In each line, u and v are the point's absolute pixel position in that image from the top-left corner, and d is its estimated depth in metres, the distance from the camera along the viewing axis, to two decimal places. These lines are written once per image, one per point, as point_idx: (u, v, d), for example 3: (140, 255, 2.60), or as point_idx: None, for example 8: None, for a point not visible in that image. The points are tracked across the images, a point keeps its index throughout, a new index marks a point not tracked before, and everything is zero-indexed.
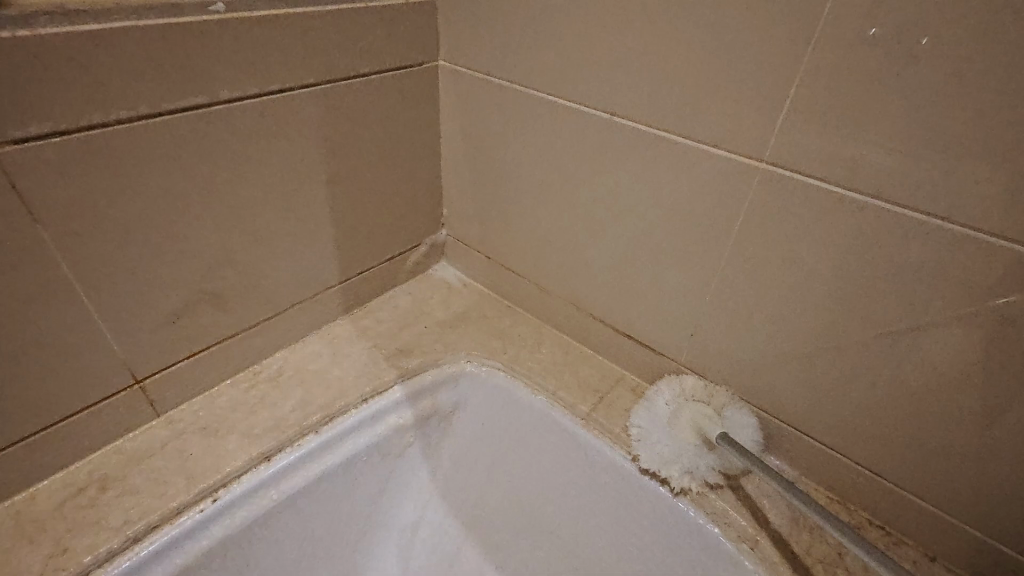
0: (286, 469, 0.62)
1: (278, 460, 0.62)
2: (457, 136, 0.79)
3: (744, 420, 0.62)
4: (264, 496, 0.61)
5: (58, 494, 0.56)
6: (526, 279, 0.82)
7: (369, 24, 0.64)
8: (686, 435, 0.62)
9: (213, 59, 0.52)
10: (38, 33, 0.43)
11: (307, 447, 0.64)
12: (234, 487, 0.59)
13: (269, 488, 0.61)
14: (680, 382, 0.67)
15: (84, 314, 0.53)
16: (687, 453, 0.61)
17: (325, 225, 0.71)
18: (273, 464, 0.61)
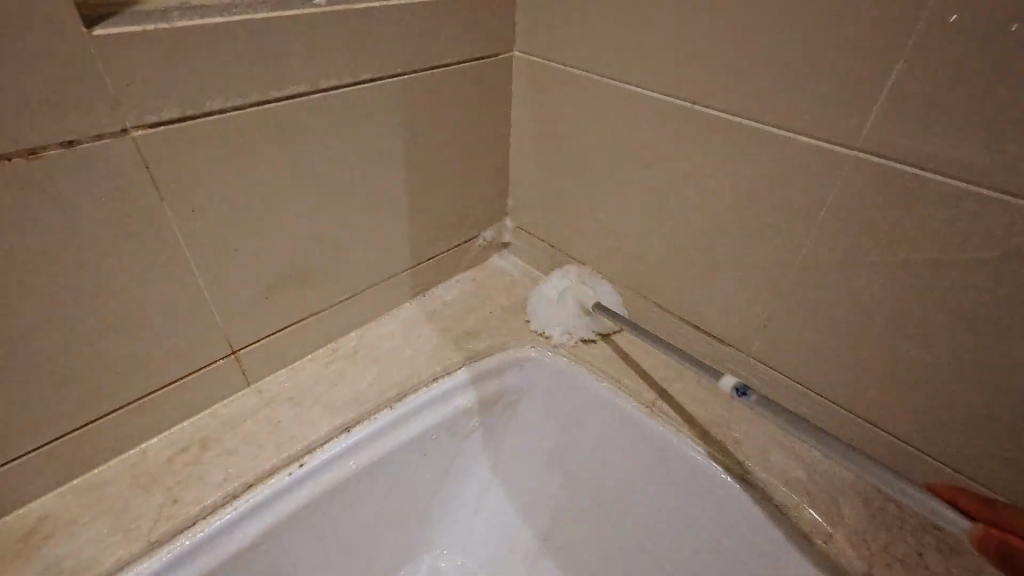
0: (365, 441, 0.66)
1: (357, 431, 0.65)
2: (527, 126, 0.80)
3: (607, 291, 0.79)
4: (345, 465, 0.64)
5: (166, 451, 0.61)
6: (589, 269, 0.83)
7: (452, 16, 0.66)
8: (570, 309, 0.77)
9: (314, 50, 0.56)
10: (175, 26, 0.47)
11: (384, 420, 0.67)
12: (319, 454, 0.62)
13: (349, 458, 0.65)
14: (582, 271, 0.82)
15: (193, 287, 0.58)
16: (568, 319, 0.77)
17: (401, 211, 0.74)
18: (354, 435, 0.65)
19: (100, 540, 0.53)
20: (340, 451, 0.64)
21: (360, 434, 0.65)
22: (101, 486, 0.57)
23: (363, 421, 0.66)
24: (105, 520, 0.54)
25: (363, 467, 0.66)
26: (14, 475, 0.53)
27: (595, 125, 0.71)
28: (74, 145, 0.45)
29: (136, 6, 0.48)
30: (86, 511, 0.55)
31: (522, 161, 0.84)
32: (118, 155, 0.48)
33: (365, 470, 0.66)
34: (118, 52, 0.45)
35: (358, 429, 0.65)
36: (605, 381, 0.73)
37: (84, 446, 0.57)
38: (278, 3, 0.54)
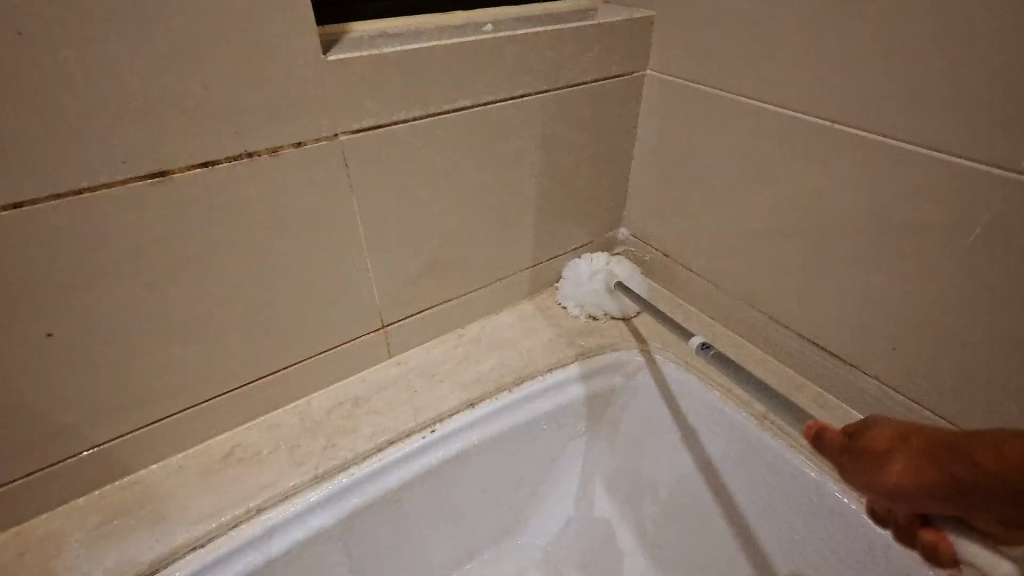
0: (485, 418, 0.73)
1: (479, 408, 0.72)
2: (652, 139, 0.84)
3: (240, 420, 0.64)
4: (467, 437, 0.72)
5: (326, 404, 0.72)
6: (704, 279, 0.85)
7: (596, 39, 0.72)
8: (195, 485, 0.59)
9: (481, 70, 0.65)
10: (385, 52, 0.58)
11: (503, 401, 0.74)
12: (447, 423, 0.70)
13: (471, 431, 0.72)
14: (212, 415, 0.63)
15: (362, 267, 0.69)
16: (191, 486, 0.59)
17: (530, 215, 0.81)
18: (476, 410, 0.72)
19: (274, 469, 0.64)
20: (465, 423, 0.71)
21: (481, 411, 0.72)
22: (275, 426, 0.69)
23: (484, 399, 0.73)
24: (281, 452, 0.66)
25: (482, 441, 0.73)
26: (218, 406, 0.66)
27: (723, 140, 0.73)
28: (302, 145, 0.57)
29: (348, 35, 0.59)
30: (265, 444, 0.67)
31: (643, 172, 0.88)
32: (328, 154, 0.59)
33: (483, 445, 0.73)
34: (338, 73, 0.55)
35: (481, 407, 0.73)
36: (715, 391, 0.75)
37: (267, 391, 0.69)
38: (453, 32, 0.63)
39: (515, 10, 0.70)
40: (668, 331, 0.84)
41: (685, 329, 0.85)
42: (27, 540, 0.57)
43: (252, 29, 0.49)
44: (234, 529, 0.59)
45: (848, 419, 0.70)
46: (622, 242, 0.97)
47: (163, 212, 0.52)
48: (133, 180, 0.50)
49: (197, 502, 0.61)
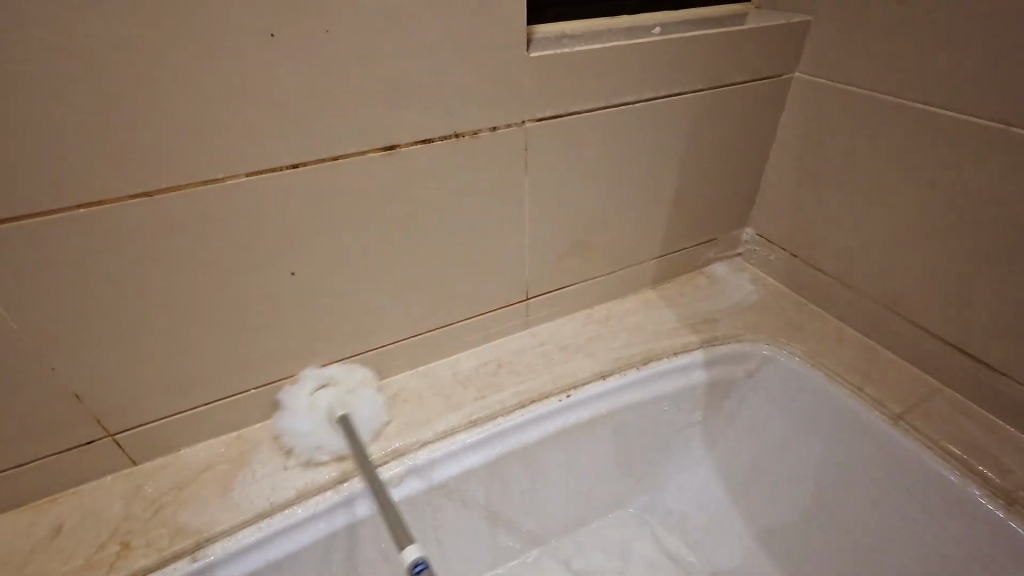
0: (618, 389, 0.79)
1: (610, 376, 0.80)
2: (791, 140, 0.86)
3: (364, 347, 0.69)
4: (602, 403, 0.78)
5: (472, 362, 0.81)
6: (835, 280, 0.86)
7: (749, 43, 0.76)
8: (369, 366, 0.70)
9: (644, 69, 0.71)
10: (571, 51, 0.65)
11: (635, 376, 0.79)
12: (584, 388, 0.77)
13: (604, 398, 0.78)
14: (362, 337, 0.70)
15: (518, 242, 0.77)
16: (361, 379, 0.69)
17: (665, 207, 0.86)
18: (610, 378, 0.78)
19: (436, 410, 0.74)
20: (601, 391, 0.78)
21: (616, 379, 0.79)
22: (431, 375, 0.79)
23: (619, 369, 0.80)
24: (438, 397, 0.75)
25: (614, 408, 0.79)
26: (390, 352, 0.76)
27: (873, 142, 0.74)
28: (496, 129, 0.66)
29: (535, 36, 0.67)
30: (425, 389, 0.77)
31: (778, 172, 0.90)
32: (509, 138, 0.67)
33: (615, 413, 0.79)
34: (527, 69, 0.64)
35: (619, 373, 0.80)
36: (847, 389, 0.76)
37: (427, 345, 0.79)
38: (625, 34, 0.70)
39: (674, 15, 0.76)
40: (794, 329, 0.86)
41: (811, 328, 0.86)
42: (245, 443, 0.70)
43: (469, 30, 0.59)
44: (403, 456, 0.68)
45: (995, 428, 0.69)
46: (746, 241, 0.99)
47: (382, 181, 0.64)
48: (371, 151, 0.61)
49: (375, 430, 0.71)
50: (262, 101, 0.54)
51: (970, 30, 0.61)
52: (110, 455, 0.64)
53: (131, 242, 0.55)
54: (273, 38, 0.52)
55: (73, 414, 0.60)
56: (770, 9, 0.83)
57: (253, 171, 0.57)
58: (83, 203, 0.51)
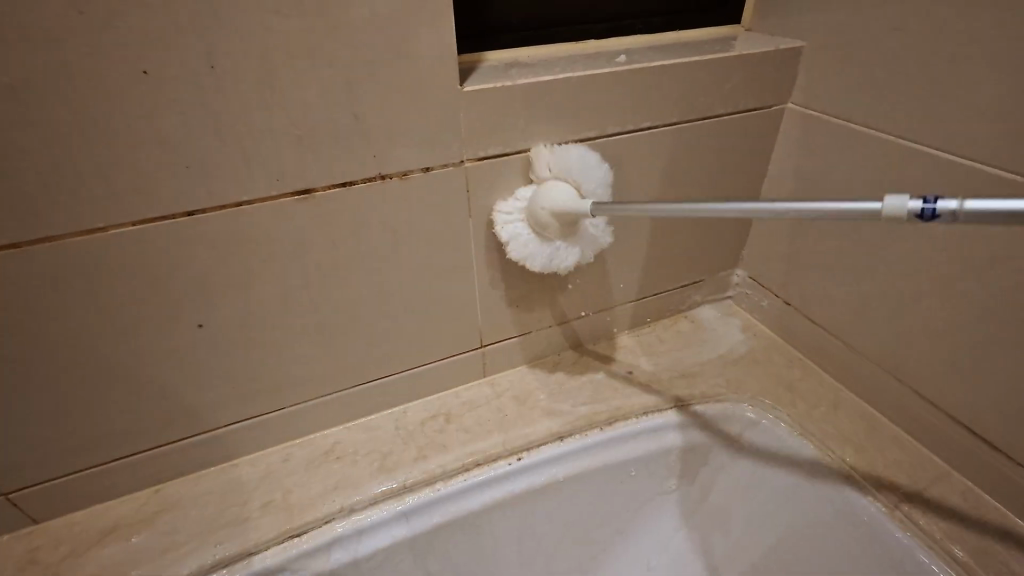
0: (558, 258, 0.64)
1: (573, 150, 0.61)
2: (784, 177, 0.77)
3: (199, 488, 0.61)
4: (543, 246, 0.63)
5: (419, 414, 0.74)
6: (832, 335, 0.76)
7: (734, 71, 0.67)
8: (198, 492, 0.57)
9: (608, 102, 0.63)
10: (517, 82, 0.58)
11: (580, 243, 0.65)
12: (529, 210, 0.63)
13: (544, 241, 0.63)
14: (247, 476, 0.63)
15: (469, 287, 0.70)
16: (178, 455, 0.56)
17: (641, 247, 0.78)
18: (562, 198, 0.60)
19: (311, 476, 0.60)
20: (532, 249, 0.63)
21: (572, 211, 0.59)
22: (372, 428, 0.72)
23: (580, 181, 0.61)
24: (376, 455, 0.69)
25: (568, 248, 0.64)
26: (326, 403, 0.70)
27: (874, 185, 0.65)
28: (428, 170, 0.59)
29: (482, 64, 0.61)
30: (363, 446, 0.70)
31: None
32: (450, 179, 0.61)
33: (544, 265, 0.64)
34: (471, 103, 0.57)
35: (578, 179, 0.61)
36: (838, 465, 0.66)
37: (369, 395, 0.72)
38: (582, 63, 0.62)
39: (650, 39, 0.68)
40: (784, 388, 0.77)
41: (804, 388, 0.77)
42: (161, 500, 0.64)
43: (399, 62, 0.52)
44: (327, 524, 0.62)
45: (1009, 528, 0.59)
46: (737, 282, 0.90)
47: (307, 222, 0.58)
48: (282, 197, 0.55)
49: (301, 493, 0.65)
50: (152, 140, 0.49)
51: (994, 67, 0.52)
52: (9, 513, 0.59)
53: (17, 290, 0.50)
54: (146, 76, 0.46)
55: None
56: (763, 32, 0.74)
57: (136, 221, 0.51)
58: None
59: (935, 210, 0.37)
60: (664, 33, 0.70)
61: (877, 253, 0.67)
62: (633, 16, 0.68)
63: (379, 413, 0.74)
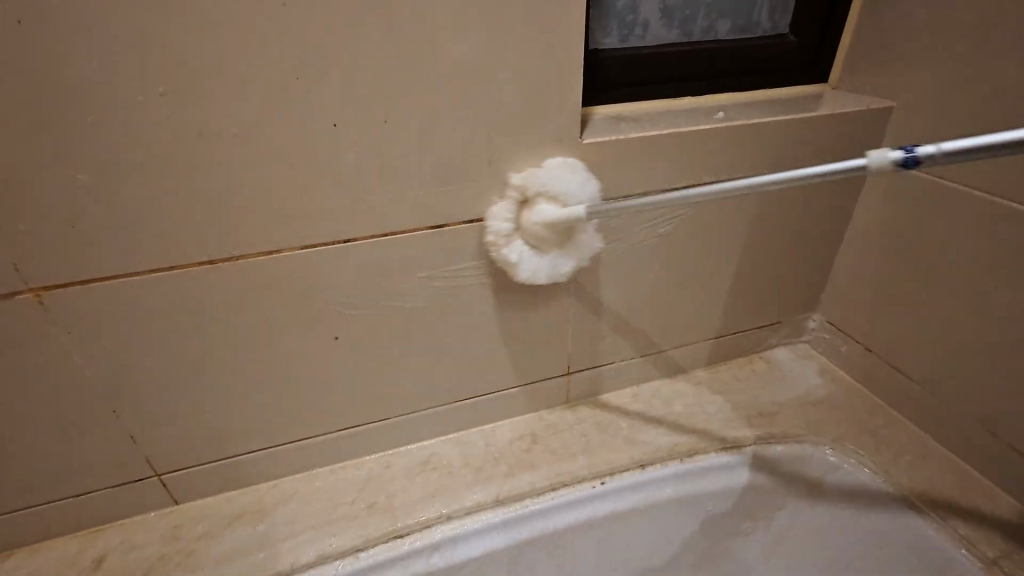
0: (558, 270, 0.65)
1: (553, 164, 0.61)
2: (869, 227, 0.80)
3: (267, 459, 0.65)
4: (543, 258, 0.64)
5: (507, 433, 0.78)
6: (917, 385, 0.77)
7: (825, 127, 0.72)
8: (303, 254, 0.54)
9: (708, 153, 0.68)
10: (629, 136, 0.64)
11: (578, 248, 0.65)
12: (520, 229, 0.62)
13: (542, 253, 0.64)
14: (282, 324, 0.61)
15: (563, 317, 0.74)
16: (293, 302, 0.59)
17: (724, 287, 0.82)
18: (551, 212, 0.59)
19: (329, 273, 0.59)
20: (530, 265, 0.64)
21: (567, 222, 0.59)
22: (464, 443, 0.77)
23: (561, 195, 0.60)
24: (469, 469, 0.74)
25: (562, 255, 0.65)
26: (425, 418, 0.75)
27: (967, 240, 0.68)
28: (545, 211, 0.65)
29: (593, 118, 0.68)
30: (456, 458, 0.75)
31: (851, 258, 0.83)
32: None
33: (545, 280, 0.65)
34: (590, 155, 0.63)
35: (558, 191, 0.60)
36: (927, 515, 0.67)
37: (462, 412, 0.77)
38: (684, 119, 0.68)
39: (743, 98, 0.74)
40: (866, 434, 0.77)
41: (886, 435, 0.77)
42: (279, 493, 0.71)
43: (532, 118, 0.59)
44: (428, 529, 0.67)
45: None
46: (814, 326, 0.91)
47: (524, 197, 0.62)
48: (421, 230, 0.61)
49: (403, 497, 0.70)
50: None
51: None
52: (156, 493, 0.67)
53: (193, 303, 0.57)
54: (337, 127, 0.54)
55: (127, 454, 0.63)
56: (850, 92, 0.78)
57: (307, 245, 0.58)
58: (159, 268, 0.54)
59: (652, 201, 0.56)
60: (754, 91, 0.75)
61: (969, 305, 0.69)
62: (726, 73, 0.73)
63: (469, 430, 0.79)
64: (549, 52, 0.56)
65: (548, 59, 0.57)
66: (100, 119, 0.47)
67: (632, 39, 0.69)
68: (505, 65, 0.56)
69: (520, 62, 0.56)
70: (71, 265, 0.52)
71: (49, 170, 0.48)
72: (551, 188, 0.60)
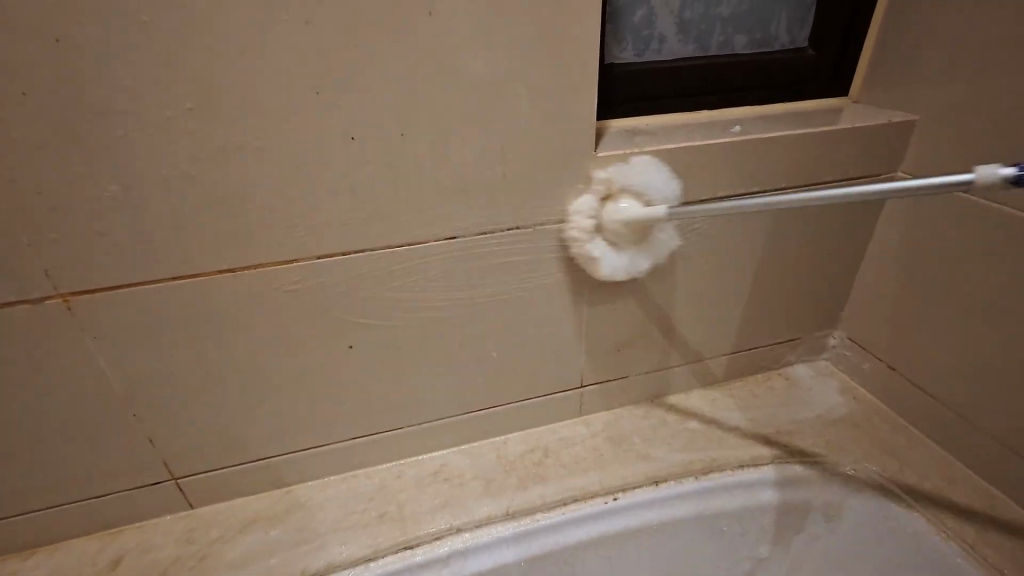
0: (634, 264, 0.67)
1: (311, 220, 0.56)
2: (891, 242, 0.78)
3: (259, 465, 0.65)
4: (619, 254, 0.66)
5: (519, 446, 0.78)
6: (943, 405, 0.74)
7: (844, 140, 0.71)
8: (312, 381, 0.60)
9: (724, 167, 0.67)
10: (644, 149, 0.64)
11: (385, 306, 0.62)
12: (319, 287, 0.59)
13: (619, 249, 0.66)
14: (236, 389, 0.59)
15: (576, 329, 0.74)
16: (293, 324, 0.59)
17: (740, 302, 0.80)
18: (345, 268, 0.58)
19: (268, 285, 0.58)
20: (307, 322, 0.59)
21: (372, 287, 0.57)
22: (475, 454, 0.77)
23: (338, 253, 0.57)
24: (480, 480, 0.73)
25: (641, 253, 0.67)
26: (437, 429, 0.75)
27: (993, 256, 0.66)
28: (557, 224, 0.65)
29: (608, 132, 0.68)
30: (467, 469, 0.75)
31: (873, 274, 0.81)
32: (575, 232, 0.66)
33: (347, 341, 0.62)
34: (604, 168, 0.63)
35: (323, 246, 0.56)
36: (955, 544, 0.65)
37: (474, 424, 0.76)
38: (699, 132, 0.68)
39: (760, 112, 0.73)
40: (889, 455, 0.75)
41: (910, 457, 0.75)
42: (292, 500, 0.71)
43: (547, 130, 0.59)
44: (437, 541, 0.67)
45: None
46: (834, 343, 0.89)
47: (289, 251, 0.57)
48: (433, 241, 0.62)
49: (413, 507, 0.70)
50: None
51: None
52: (173, 496, 0.68)
53: (211, 312, 0.58)
54: (353, 141, 0.54)
55: (146, 457, 0.65)
56: (869, 105, 0.77)
57: (323, 255, 0.59)
58: (180, 276, 0.56)
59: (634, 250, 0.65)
60: (773, 105, 0.75)
61: (996, 323, 0.67)
62: (743, 86, 0.73)
63: (479, 441, 0.78)
64: (564, 68, 0.57)
65: (563, 76, 0.57)
66: (129, 132, 0.49)
67: (647, 53, 0.70)
68: (521, 81, 0.56)
69: (535, 78, 0.57)
70: (99, 270, 0.53)
71: (81, 179, 0.50)
72: (347, 249, 0.57)
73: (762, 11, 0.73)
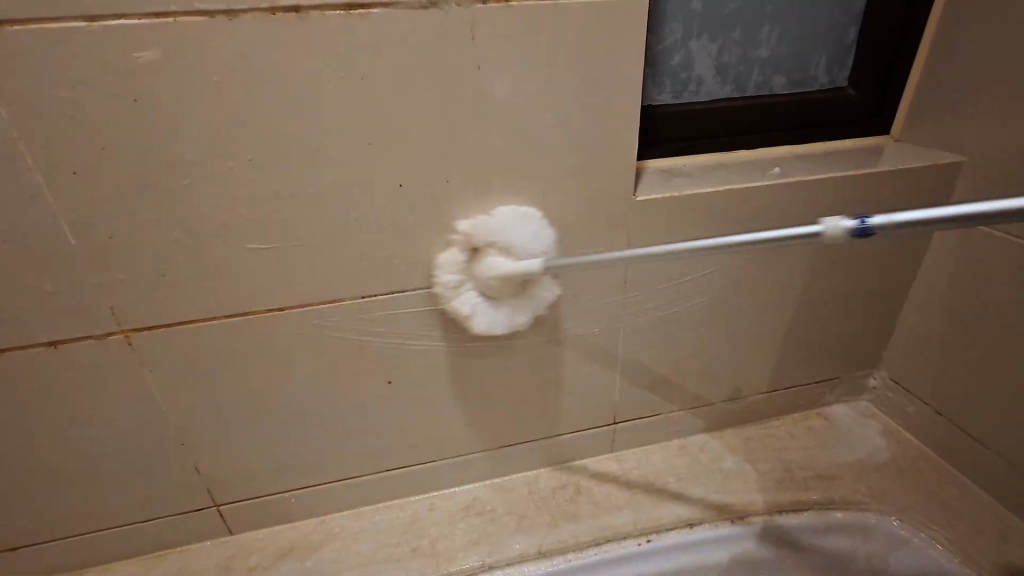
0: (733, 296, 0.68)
1: (502, 212, 0.57)
2: (936, 283, 0.76)
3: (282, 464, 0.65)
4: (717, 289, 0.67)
5: (551, 481, 0.77)
6: (993, 455, 0.72)
7: (887, 182, 0.70)
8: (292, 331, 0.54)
9: (764, 209, 0.67)
10: (685, 193, 0.63)
11: (533, 301, 0.62)
12: (472, 280, 0.59)
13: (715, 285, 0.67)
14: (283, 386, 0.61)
15: (610, 366, 0.74)
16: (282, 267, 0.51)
17: (778, 340, 0.79)
18: (503, 265, 0.55)
19: (443, 282, 0.59)
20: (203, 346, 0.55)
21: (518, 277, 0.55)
22: (507, 488, 0.77)
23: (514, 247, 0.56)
24: (511, 516, 0.73)
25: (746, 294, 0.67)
26: (469, 462, 0.75)
27: None
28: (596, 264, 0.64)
29: (644, 173, 0.68)
30: (499, 504, 0.75)
31: (918, 314, 0.79)
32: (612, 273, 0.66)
33: (501, 331, 0.62)
34: (646, 211, 0.62)
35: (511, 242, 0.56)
36: None
37: (507, 458, 0.77)
38: (738, 173, 0.68)
39: (799, 152, 0.73)
40: (936, 505, 0.72)
41: (959, 508, 0.72)
42: (326, 529, 0.72)
43: (595, 173, 0.58)
44: None
45: None
46: (875, 384, 0.87)
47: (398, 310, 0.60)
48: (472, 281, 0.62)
49: (445, 542, 0.70)
50: None
51: None
52: (213, 522, 0.70)
53: (257, 349, 0.59)
54: (400, 187, 0.54)
55: (190, 484, 0.67)
56: (912, 144, 0.76)
57: (366, 294, 0.59)
58: (228, 316, 0.57)
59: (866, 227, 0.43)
60: (813, 144, 0.74)
61: None
62: (780, 126, 0.73)
63: (511, 476, 0.78)
64: (611, 116, 0.56)
65: (609, 125, 0.56)
66: None
67: (684, 95, 0.70)
68: (565, 130, 0.56)
69: (580, 127, 0.56)
70: None
71: None
72: (501, 239, 0.56)
73: (802, 52, 0.72)
